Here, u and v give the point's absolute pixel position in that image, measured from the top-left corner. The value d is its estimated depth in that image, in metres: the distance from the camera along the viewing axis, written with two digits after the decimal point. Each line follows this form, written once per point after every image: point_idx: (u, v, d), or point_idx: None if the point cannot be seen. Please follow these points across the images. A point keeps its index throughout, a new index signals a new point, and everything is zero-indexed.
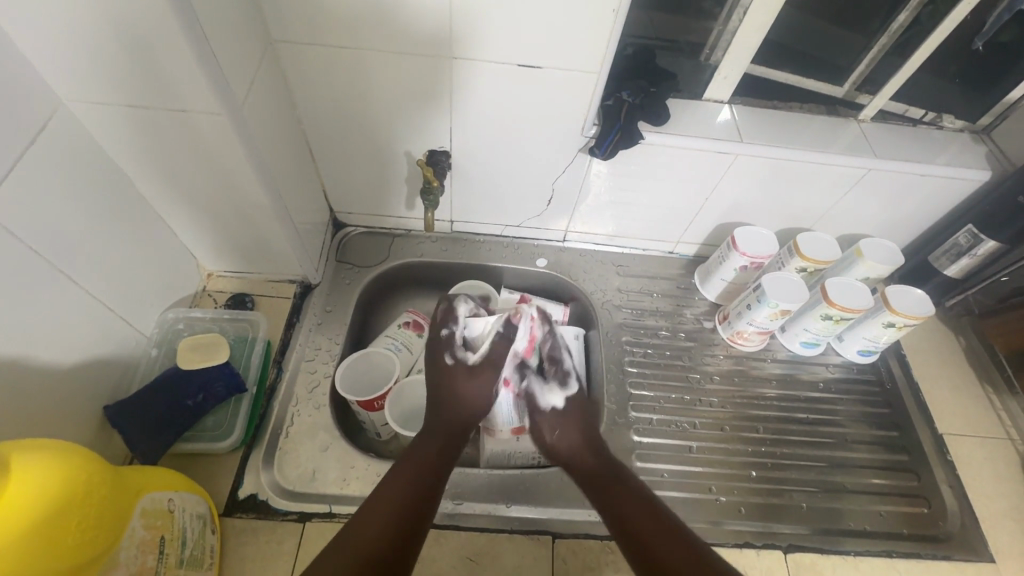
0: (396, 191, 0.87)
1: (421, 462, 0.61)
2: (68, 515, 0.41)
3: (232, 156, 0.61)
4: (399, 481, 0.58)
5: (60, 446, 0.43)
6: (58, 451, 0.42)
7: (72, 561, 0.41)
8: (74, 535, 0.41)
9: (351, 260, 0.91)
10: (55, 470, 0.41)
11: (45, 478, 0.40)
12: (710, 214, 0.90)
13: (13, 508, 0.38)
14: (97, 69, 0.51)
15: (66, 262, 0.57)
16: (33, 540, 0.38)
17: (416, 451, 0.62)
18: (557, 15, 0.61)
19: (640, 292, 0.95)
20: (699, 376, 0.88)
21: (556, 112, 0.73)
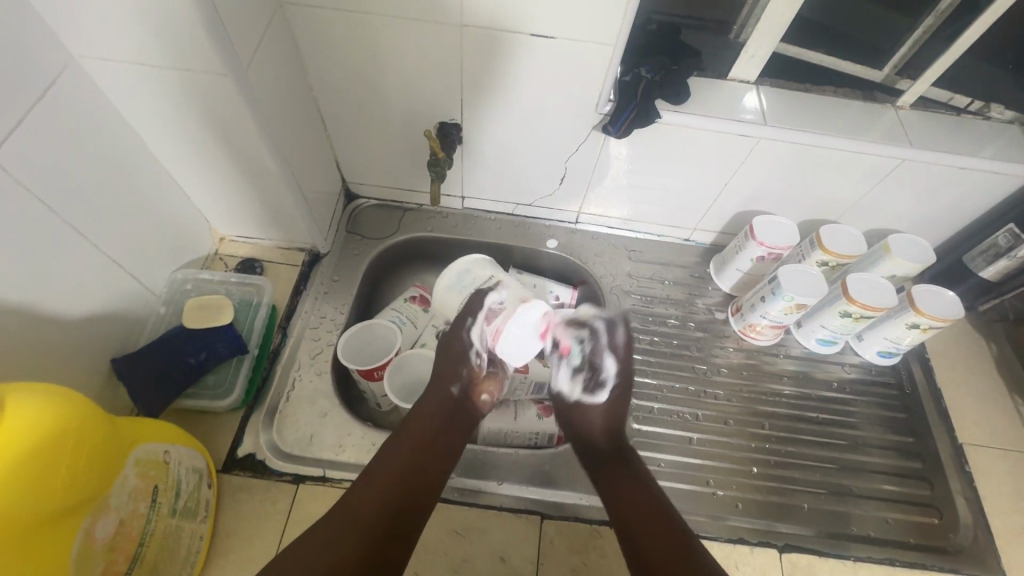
0: (407, 164, 0.86)
1: (422, 429, 0.64)
2: (58, 462, 0.42)
3: (239, 119, 0.61)
4: (405, 446, 0.62)
5: (56, 389, 0.44)
6: (53, 395, 0.44)
7: (58, 495, 0.42)
8: (63, 482, 0.43)
9: (361, 231, 0.91)
10: (49, 417, 0.42)
11: (36, 427, 0.41)
12: (729, 201, 0.86)
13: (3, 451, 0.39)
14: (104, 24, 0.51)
15: (76, 218, 0.58)
16: (24, 477, 0.40)
17: (415, 421, 0.65)
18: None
19: (652, 278, 0.93)
20: (706, 368, 0.85)
21: (570, 87, 0.70)
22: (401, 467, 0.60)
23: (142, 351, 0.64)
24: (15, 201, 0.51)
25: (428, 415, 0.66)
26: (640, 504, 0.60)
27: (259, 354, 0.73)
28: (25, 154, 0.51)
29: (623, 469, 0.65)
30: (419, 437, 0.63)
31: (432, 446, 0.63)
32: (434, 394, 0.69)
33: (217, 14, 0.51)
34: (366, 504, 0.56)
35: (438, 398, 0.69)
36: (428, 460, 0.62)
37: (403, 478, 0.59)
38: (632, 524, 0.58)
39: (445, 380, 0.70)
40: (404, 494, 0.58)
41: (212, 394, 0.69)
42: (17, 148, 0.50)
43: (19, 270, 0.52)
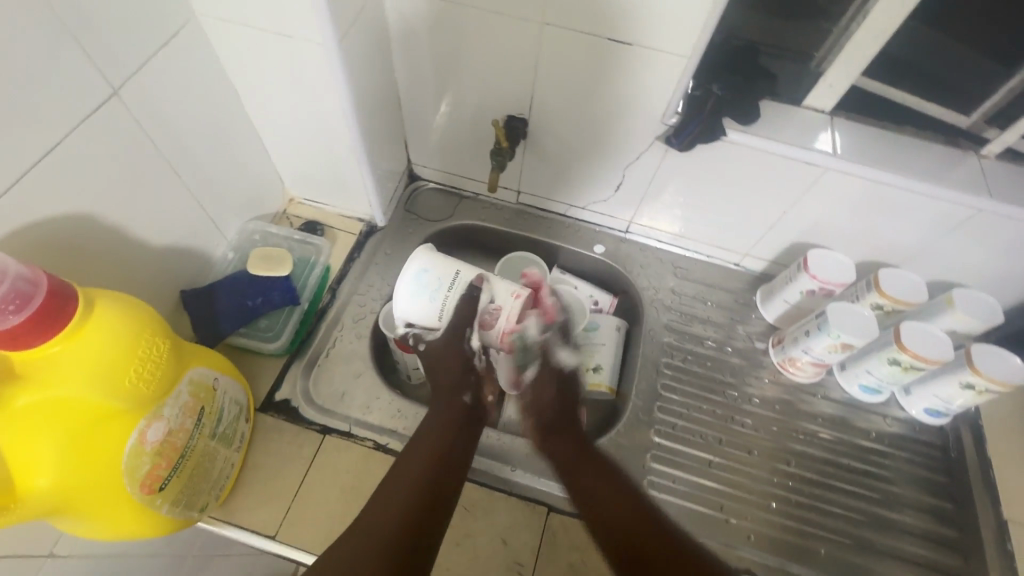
0: (470, 152, 0.90)
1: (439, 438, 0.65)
2: (131, 360, 0.47)
3: (327, 87, 0.66)
4: (424, 456, 0.62)
5: (136, 300, 0.50)
6: (133, 304, 0.49)
7: (126, 388, 0.47)
8: (132, 377, 0.47)
9: (417, 212, 0.96)
10: (129, 318, 0.48)
11: (118, 324, 0.47)
12: (785, 231, 0.85)
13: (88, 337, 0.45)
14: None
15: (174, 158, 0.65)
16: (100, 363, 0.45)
17: (430, 434, 0.65)
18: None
19: (694, 297, 0.92)
20: (737, 395, 0.84)
21: (639, 95, 0.72)
22: (424, 477, 0.60)
23: (209, 288, 0.70)
24: (128, 134, 0.57)
25: (445, 426, 0.67)
26: (627, 520, 0.59)
27: (309, 309, 0.78)
28: (142, 94, 0.57)
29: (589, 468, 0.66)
30: (436, 450, 0.63)
31: (450, 457, 0.63)
32: (448, 409, 0.69)
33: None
34: (391, 512, 0.55)
35: (452, 413, 0.69)
36: (448, 470, 0.62)
37: (427, 487, 0.59)
38: (631, 531, 0.58)
39: (456, 398, 0.70)
40: (429, 499, 0.58)
41: (261, 338, 0.74)
42: (137, 87, 0.56)
43: (120, 196, 0.58)
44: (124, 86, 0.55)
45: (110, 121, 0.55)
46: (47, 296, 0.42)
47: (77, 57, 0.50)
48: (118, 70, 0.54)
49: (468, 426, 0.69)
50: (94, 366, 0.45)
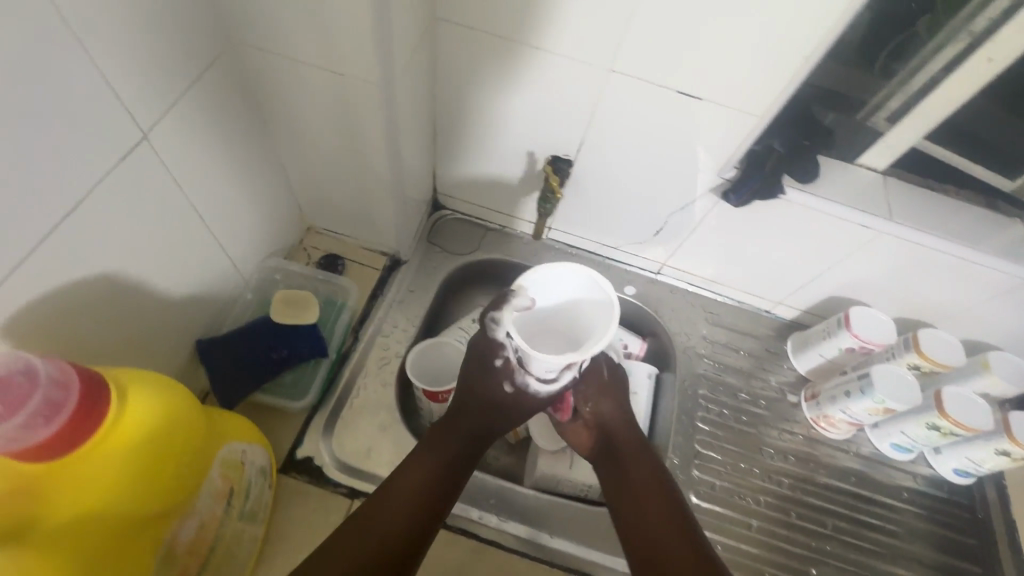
0: (504, 187, 0.85)
1: (444, 455, 0.63)
2: (161, 464, 0.42)
3: (372, 125, 0.60)
4: (422, 471, 0.61)
5: (169, 387, 0.44)
6: (168, 394, 0.44)
7: (156, 491, 0.43)
8: (164, 480, 0.43)
9: (441, 245, 0.90)
10: (161, 416, 0.43)
11: (150, 426, 0.42)
12: (825, 285, 0.83)
13: (122, 446, 0.40)
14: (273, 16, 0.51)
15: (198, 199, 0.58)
16: (132, 474, 0.41)
17: (427, 454, 0.63)
18: (740, 51, 0.56)
19: (727, 346, 0.90)
20: (771, 452, 0.82)
21: (700, 147, 0.68)
22: (412, 498, 0.59)
23: (228, 338, 0.64)
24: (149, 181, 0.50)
25: (455, 437, 0.65)
26: (658, 511, 0.63)
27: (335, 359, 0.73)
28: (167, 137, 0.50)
29: (630, 457, 0.69)
30: (432, 470, 0.61)
31: (451, 475, 0.62)
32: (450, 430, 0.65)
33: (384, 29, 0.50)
34: (369, 539, 0.55)
35: (456, 431, 0.66)
36: (447, 492, 0.61)
37: (416, 510, 0.58)
38: (650, 533, 0.61)
39: (465, 416, 0.67)
40: (416, 528, 0.57)
41: (284, 390, 0.68)
42: (162, 130, 0.49)
43: (140, 247, 0.52)
44: (152, 128, 0.48)
45: (135, 168, 0.48)
46: (80, 404, 0.38)
47: (105, 101, 0.43)
48: (147, 111, 0.47)
49: (474, 443, 0.66)
50: (133, 468, 0.41)
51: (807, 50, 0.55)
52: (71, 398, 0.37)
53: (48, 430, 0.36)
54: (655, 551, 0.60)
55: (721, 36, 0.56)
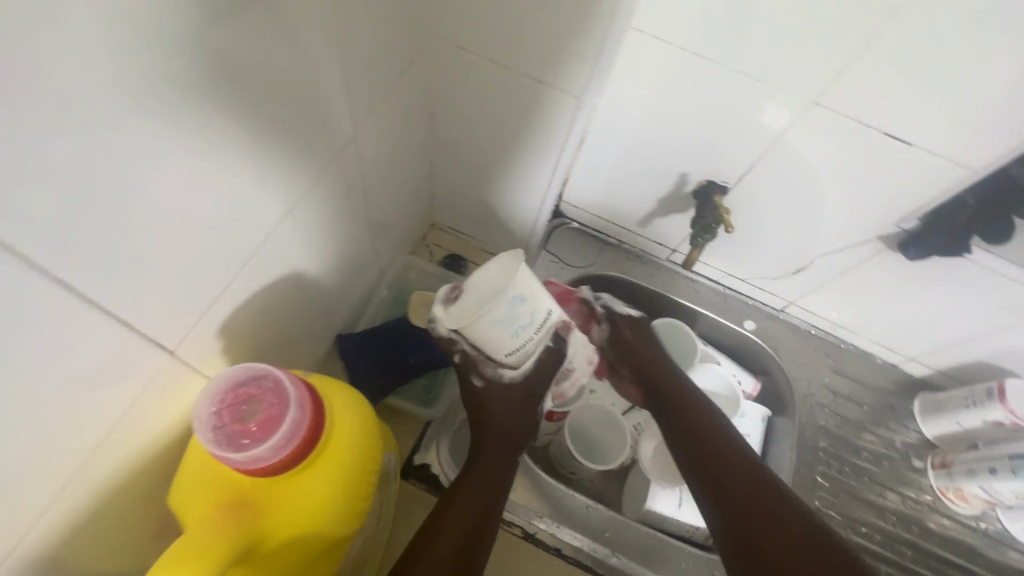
0: (637, 204, 0.81)
1: (482, 482, 0.59)
2: (359, 488, 0.47)
3: None
4: (463, 503, 0.56)
5: (364, 414, 0.50)
6: (360, 422, 0.49)
7: (352, 515, 0.47)
8: (359, 503, 0.48)
9: (560, 255, 0.88)
10: (356, 442, 0.47)
11: (351, 452, 0.47)
12: (974, 348, 0.77)
13: (329, 472, 0.45)
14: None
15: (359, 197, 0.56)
16: (339, 498, 0.45)
17: (489, 444, 0.61)
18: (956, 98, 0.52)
19: (849, 398, 0.85)
20: (894, 520, 0.78)
21: (882, 193, 0.63)
22: (485, 484, 0.59)
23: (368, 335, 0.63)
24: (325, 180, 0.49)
25: (488, 466, 0.60)
26: (746, 494, 0.61)
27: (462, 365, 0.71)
28: None
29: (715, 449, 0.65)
30: (496, 461, 0.61)
31: (493, 502, 0.58)
32: (499, 420, 0.62)
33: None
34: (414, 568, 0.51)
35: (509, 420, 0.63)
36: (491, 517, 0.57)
37: (490, 493, 0.58)
38: (745, 514, 0.60)
39: (507, 408, 0.63)
40: (464, 555, 0.53)
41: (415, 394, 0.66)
42: None
43: (298, 234, 0.51)
44: (331, 117, 0.47)
45: (308, 161, 0.47)
46: (308, 428, 0.43)
47: (296, 94, 0.42)
48: (328, 99, 0.46)
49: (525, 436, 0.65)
50: (335, 489, 0.45)
51: None
52: (304, 417, 0.43)
53: (284, 447, 0.42)
54: (750, 536, 0.58)
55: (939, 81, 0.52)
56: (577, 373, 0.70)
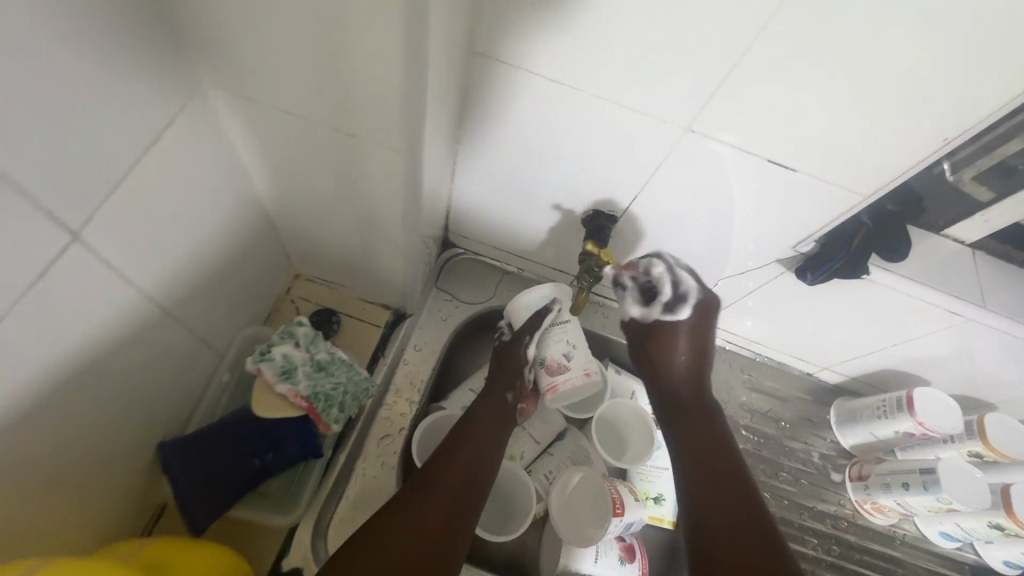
0: (530, 233, 0.73)
1: (467, 455, 0.59)
2: None
3: (385, 186, 0.47)
4: (450, 473, 0.57)
5: None
6: None
7: None
8: None
9: (452, 292, 0.78)
10: None
11: None
12: (884, 357, 0.75)
13: None
14: (264, 59, 0.38)
15: (158, 285, 0.45)
16: None
17: (479, 418, 0.64)
18: (839, 119, 0.47)
19: (767, 415, 0.82)
20: (818, 543, 0.75)
21: (775, 214, 0.58)
22: (461, 468, 0.58)
23: (201, 439, 0.52)
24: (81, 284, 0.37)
25: (467, 444, 0.61)
26: (721, 482, 0.58)
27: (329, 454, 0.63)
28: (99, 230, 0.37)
29: (701, 415, 0.64)
30: (491, 420, 0.64)
31: (476, 477, 0.58)
32: (495, 390, 0.67)
33: (421, 92, 0.38)
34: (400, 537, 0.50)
35: (496, 401, 0.66)
36: (474, 492, 0.57)
37: (466, 477, 0.58)
38: (704, 523, 0.55)
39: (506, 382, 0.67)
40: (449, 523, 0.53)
41: (272, 498, 0.59)
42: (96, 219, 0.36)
43: (72, 361, 0.39)
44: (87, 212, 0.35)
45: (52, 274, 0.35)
46: None
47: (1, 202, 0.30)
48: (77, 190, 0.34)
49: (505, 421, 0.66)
50: None
51: (923, 124, 0.46)
52: None
53: None
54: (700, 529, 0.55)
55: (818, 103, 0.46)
56: (573, 373, 0.65)
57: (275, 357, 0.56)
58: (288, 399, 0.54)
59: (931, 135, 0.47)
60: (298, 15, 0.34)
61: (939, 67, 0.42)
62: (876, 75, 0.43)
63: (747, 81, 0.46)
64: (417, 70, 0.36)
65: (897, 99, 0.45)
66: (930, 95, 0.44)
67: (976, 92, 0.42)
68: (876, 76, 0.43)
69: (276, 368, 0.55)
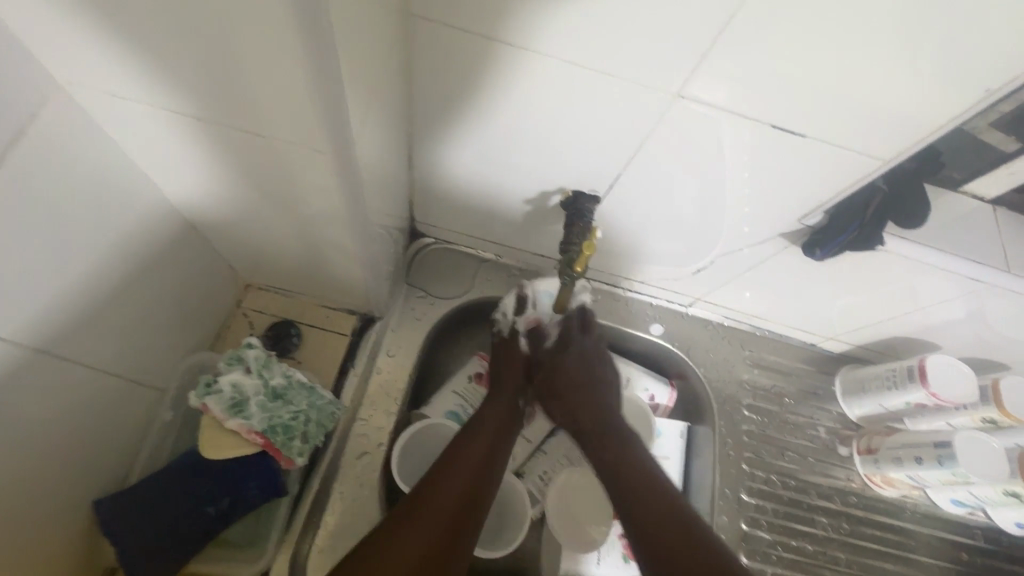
0: (503, 219, 0.65)
1: (484, 429, 0.56)
2: None
3: (316, 189, 0.40)
4: (473, 447, 0.54)
5: None
6: None
7: None
8: None
9: (425, 287, 0.71)
10: None
11: None
12: (893, 325, 0.69)
13: None
14: (146, 56, 0.31)
15: (42, 334, 0.38)
16: None
17: (484, 425, 0.57)
18: (843, 74, 0.40)
19: (770, 392, 0.77)
20: (826, 523, 0.72)
21: (777, 185, 0.51)
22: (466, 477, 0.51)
23: (141, 493, 0.47)
24: None
25: (489, 420, 0.57)
26: (650, 497, 0.50)
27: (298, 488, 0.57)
28: None
29: (608, 435, 0.57)
30: (496, 427, 0.57)
31: (493, 455, 0.54)
32: (501, 398, 0.60)
33: (344, 94, 0.32)
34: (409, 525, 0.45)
35: (505, 413, 0.59)
36: (490, 472, 0.53)
37: (467, 491, 0.50)
38: (657, 519, 0.49)
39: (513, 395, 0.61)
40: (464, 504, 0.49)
41: (235, 548, 0.53)
42: None
43: None
44: None
45: None
46: None
47: None
48: None
49: (508, 432, 0.58)
50: None
51: (944, 74, 0.39)
52: None
53: None
54: (641, 522, 0.49)
55: (818, 56, 0.39)
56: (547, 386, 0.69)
57: (222, 388, 0.49)
58: (240, 434, 0.49)
59: (952, 88, 0.40)
60: (173, 2, 0.27)
61: (957, 2, 0.34)
62: (885, 18, 0.36)
63: (734, 34, 0.39)
64: (317, 51, 0.28)
65: (912, 47, 0.37)
66: (953, 39, 0.36)
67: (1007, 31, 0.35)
68: (886, 18, 0.36)
69: (224, 402, 0.48)
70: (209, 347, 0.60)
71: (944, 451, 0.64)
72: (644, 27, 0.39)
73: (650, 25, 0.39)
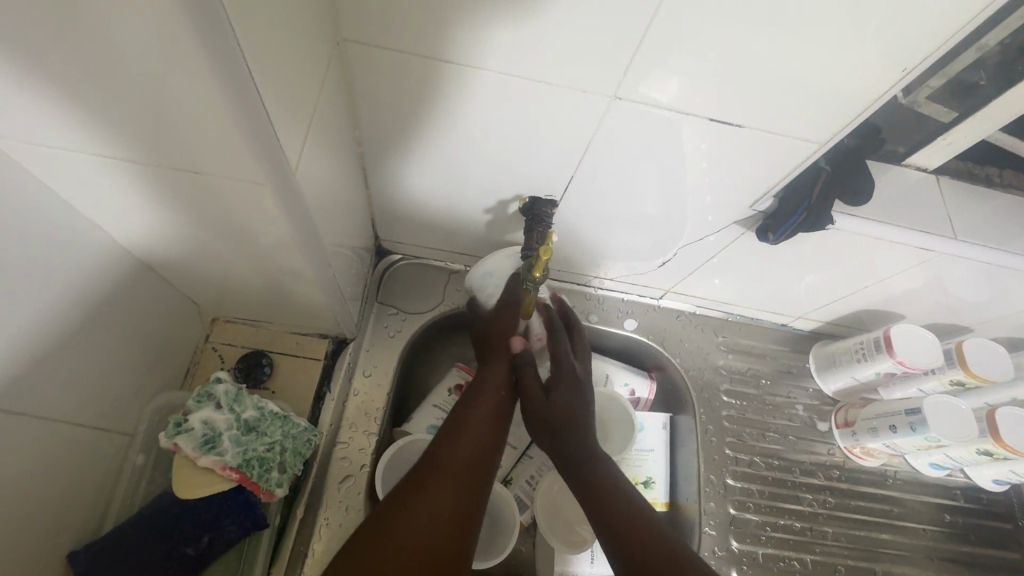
0: (466, 230, 0.66)
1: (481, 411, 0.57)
2: None
3: (265, 220, 0.40)
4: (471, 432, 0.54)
5: None
6: None
7: None
8: None
9: (396, 303, 0.71)
10: None
11: None
12: (856, 300, 0.71)
13: None
14: (73, 108, 0.31)
15: None
16: None
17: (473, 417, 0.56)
18: (767, 67, 0.41)
19: (746, 375, 0.78)
20: (812, 498, 0.73)
21: (724, 172, 0.52)
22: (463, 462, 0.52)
23: (116, 541, 0.46)
24: None
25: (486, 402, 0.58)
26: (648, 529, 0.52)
27: (282, 519, 0.57)
28: None
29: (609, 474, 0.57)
30: (487, 419, 0.56)
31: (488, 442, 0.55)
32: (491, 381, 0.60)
33: (272, 125, 0.33)
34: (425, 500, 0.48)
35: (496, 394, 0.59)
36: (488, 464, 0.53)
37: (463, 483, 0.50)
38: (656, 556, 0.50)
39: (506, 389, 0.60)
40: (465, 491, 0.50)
41: None
42: None
43: None
44: None
45: None
46: None
47: None
48: None
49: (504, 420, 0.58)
50: None
51: (861, 59, 0.40)
52: None
53: None
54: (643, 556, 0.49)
55: (740, 52, 0.41)
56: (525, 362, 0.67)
57: (193, 426, 0.49)
58: (216, 471, 0.48)
59: (871, 72, 0.41)
60: (95, 55, 0.28)
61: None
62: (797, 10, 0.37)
63: (657, 37, 0.40)
64: (235, 85, 0.29)
65: (827, 37, 0.39)
66: (866, 22, 0.38)
67: (911, 16, 0.37)
68: (800, 7, 0.37)
69: (197, 440, 0.48)
70: (179, 385, 0.60)
71: (917, 417, 0.66)
72: (571, 38, 0.41)
73: (577, 35, 0.40)
